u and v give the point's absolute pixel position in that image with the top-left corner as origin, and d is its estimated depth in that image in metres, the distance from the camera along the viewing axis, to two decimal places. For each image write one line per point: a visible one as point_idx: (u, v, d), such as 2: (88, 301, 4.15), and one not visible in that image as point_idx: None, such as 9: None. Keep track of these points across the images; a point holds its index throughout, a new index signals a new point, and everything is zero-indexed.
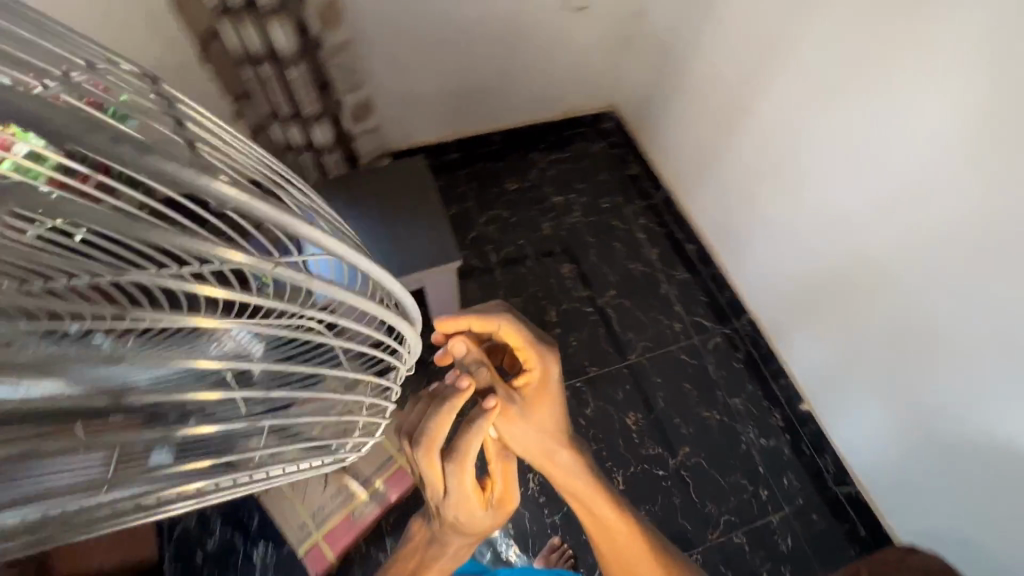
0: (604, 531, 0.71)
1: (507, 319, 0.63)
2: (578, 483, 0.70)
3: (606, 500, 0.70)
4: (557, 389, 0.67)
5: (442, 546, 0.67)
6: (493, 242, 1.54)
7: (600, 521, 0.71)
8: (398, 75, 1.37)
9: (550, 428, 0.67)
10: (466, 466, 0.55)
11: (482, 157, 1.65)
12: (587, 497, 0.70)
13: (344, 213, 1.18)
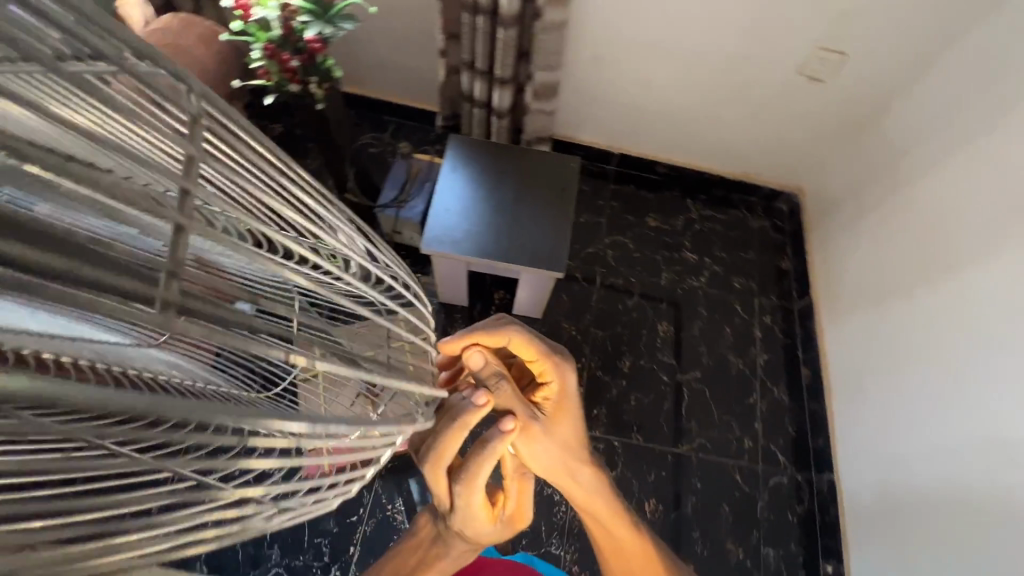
0: (614, 552, 0.65)
1: (521, 335, 0.60)
2: (593, 504, 0.64)
3: (621, 521, 0.64)
4: (572, 406, 0.63)
5: (447, 543, 0.60)
6: (606, 267, 1.48)
7: (611, 542, 0.65)
8: (597, 73, 1.34)
9: (569, 442, 0.62)
10: (483, 477, 0.54)
11: (637, 181, 1.58)
12: (601, 519, 0.64)
13: (481, 178, 1.19)
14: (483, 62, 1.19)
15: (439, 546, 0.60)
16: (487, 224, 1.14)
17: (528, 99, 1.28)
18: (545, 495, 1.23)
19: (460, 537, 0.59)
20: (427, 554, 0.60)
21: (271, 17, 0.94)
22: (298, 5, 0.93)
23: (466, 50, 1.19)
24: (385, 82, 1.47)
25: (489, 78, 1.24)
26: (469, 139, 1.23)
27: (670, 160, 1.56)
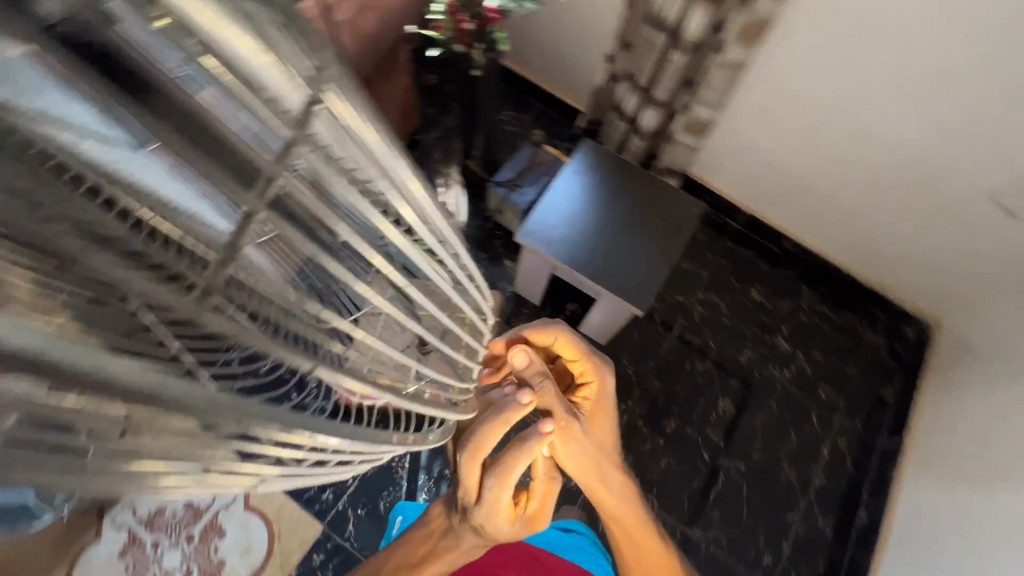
0: (634, 556, 0.70)
1: (570, 340, 0.65)
2: (621, 508, 0.68)
3: (645, 522, 0.69)
4: (608, 410, 0.68)
5: (456, 540, 0.66)
6: (689, 321, 1.40)
7: (632, 546, 0.69)
8: (756, 125, 1.22)
9: (603, 445, 0.67)
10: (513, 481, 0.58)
11: (755, 248, 1.46)
12: (626, 523, 0.69)
13: (596, 191, 1.16)
14: (646, 78, 1.19)
15: (445, 541, 0.66)
16: (588, 239, 1.12)
17: (674, 127, 1.26)
18: None
19: (473, 533, 0.65)
20: (436, 545, 0.66)
21: None
22: None
23: (632, 61, 1.20)
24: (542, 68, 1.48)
25: (643, 95, 1.24)
26: (597, 149, 1.20)
27: (800, 240, 1.41)
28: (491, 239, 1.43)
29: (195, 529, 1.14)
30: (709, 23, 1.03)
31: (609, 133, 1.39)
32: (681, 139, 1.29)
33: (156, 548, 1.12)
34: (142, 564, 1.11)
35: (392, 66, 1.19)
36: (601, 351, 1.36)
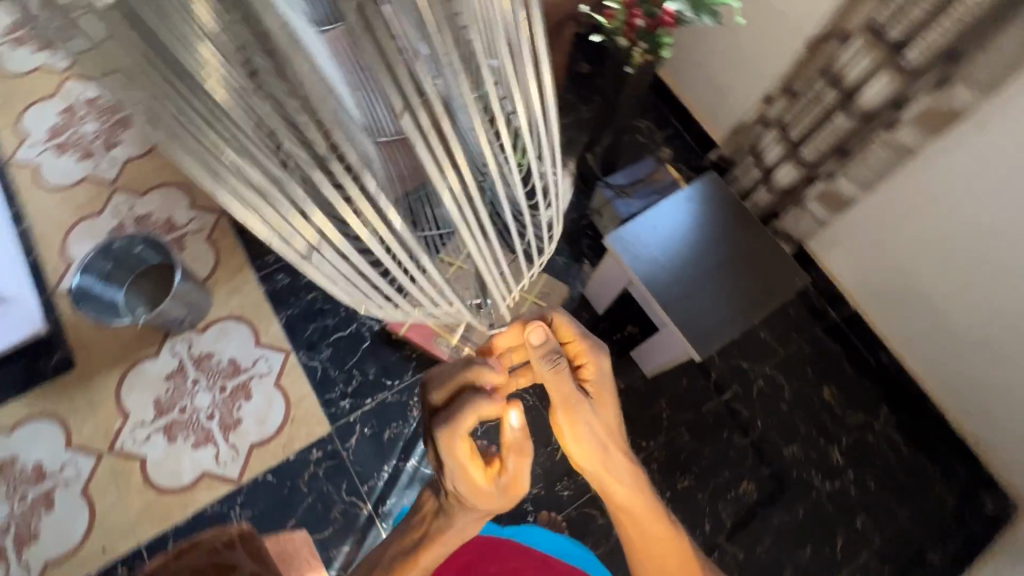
0: (649, 558, 0.64)
1: (559, 320, 0.61)
2: (629, 504, 0.63)
3: (656, 520, 0.63)
4: (610, 393, 0.63)
5: (449, 519, 0.63)
6: (743, 391, 1.32)
7: (643, 547, 0.64)
8: (901, 219, 1.11)
9: (610, 431, 0.62)
10: (466, 449, 0.58)
11: (848, 347, 1.36)
12: (637, 522, 0.63)
13: (703, 226, 1.11)
14: (798, 132, 1.12)
15: (438, 528, 0.63)
16: (675, 266, 1.07)
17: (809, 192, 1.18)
18: (523, 507, 1.21)
19: (460, 509, 0.63)
20: (428, 538, 0.63)
21: None
22: None
23: (792, 111, 1.11)
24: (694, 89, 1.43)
25: (792, 152, 1.16)
26: (720, 184, 1.15)
27: (898, 355, 1.30)
28: (580, 235, 1.43)
29: (231, 382, 1.25)
30: (891, 96, 0.94)
31: (738, 175, 1.32)
32: (811, 207, 1.20)
33: (193, 385, 1.25)
34: (179, 393, 1.24)
35: (551, 40, 1.21)
36: (643, 381, 1.32)
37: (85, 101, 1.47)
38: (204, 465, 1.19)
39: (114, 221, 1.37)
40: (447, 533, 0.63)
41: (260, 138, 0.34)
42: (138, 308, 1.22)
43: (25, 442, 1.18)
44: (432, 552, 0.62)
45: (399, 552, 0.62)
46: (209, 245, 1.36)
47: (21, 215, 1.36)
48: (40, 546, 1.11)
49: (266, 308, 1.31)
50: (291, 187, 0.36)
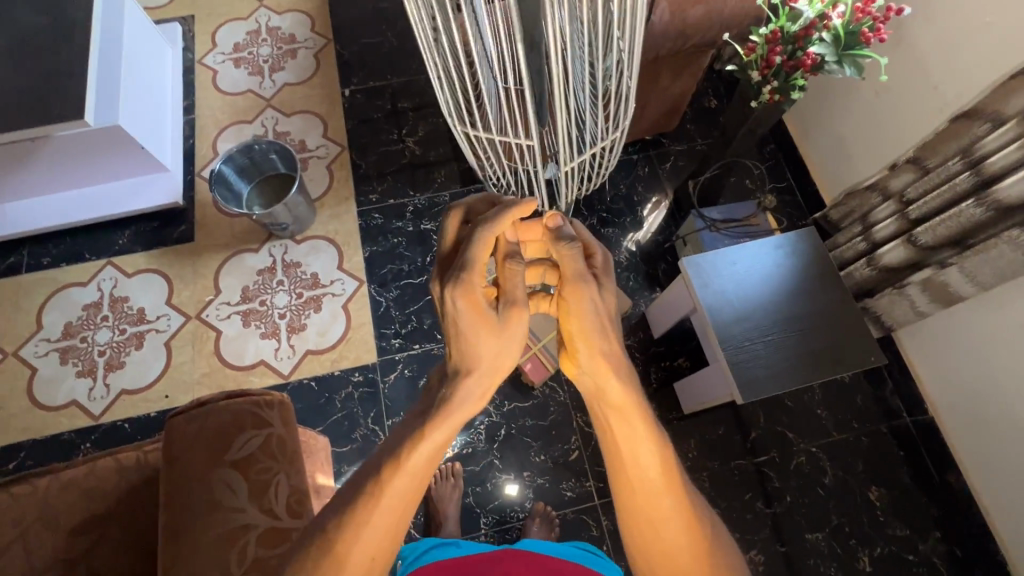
0: (643, 503, 0.50)
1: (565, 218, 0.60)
2: (625, 416, 0.51)
3: (653, 444, 0.50)
4: (614, 285, 0.57)
5: (450, 387, 0.51)
6: (781, 460, 1.25)
7: (638, 484, 0.50)
8: (1011, 332, 1.03)
9: (607, 322, 0.54)
10: (477, 268, 0.51)
11: (912, 455, 1.25)
12: (631, 446, 0.50)
13: (786, 276, 1.08)
14: (918, 211, 1.04)
15: (439, 402, 0.50)
16: (745, 306, 1.05)
17: (912, 277, 1.10)
18: (523, 492, 1.23)
19: (467, 371, 0.52)
20: (429, 416, 0.50)
21: (804, 15, 0.92)
22: (834, 26, 0.91)
23: (917, 188, 1.04)
24: (819, 148, 1.39)
25: (906, 231, 1.08)
26: (815, 241, 1.11)
27: (968, 481, 1.18)
28: (659, 257, 1.43)
29: (308, 292, 1.39)
30: None
31: (840, 242, 1.25)
32: (910, 294, 1.12)
33: (277, 285, 1.39)
34: (264, 287, 1.39)
35: (685, 63, 1.23)
36: (680, 416, 1.29)
37: (268, 27, 1.70)
38: (264, 354, 1.33)
39: (260, 131, 1.57)
40: (453, 404, 0.50)
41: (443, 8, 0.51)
42: (254, 204, 1.42)
43: (138, 288, 1.38)
44: (442, 430, 0.49)
45: (400, 435, 0.50)
46: (327, 171, 1.52)
47: (193, 107, 1.59)
48: (121, 375, 1.30)
49: (356, 239, 1.44)
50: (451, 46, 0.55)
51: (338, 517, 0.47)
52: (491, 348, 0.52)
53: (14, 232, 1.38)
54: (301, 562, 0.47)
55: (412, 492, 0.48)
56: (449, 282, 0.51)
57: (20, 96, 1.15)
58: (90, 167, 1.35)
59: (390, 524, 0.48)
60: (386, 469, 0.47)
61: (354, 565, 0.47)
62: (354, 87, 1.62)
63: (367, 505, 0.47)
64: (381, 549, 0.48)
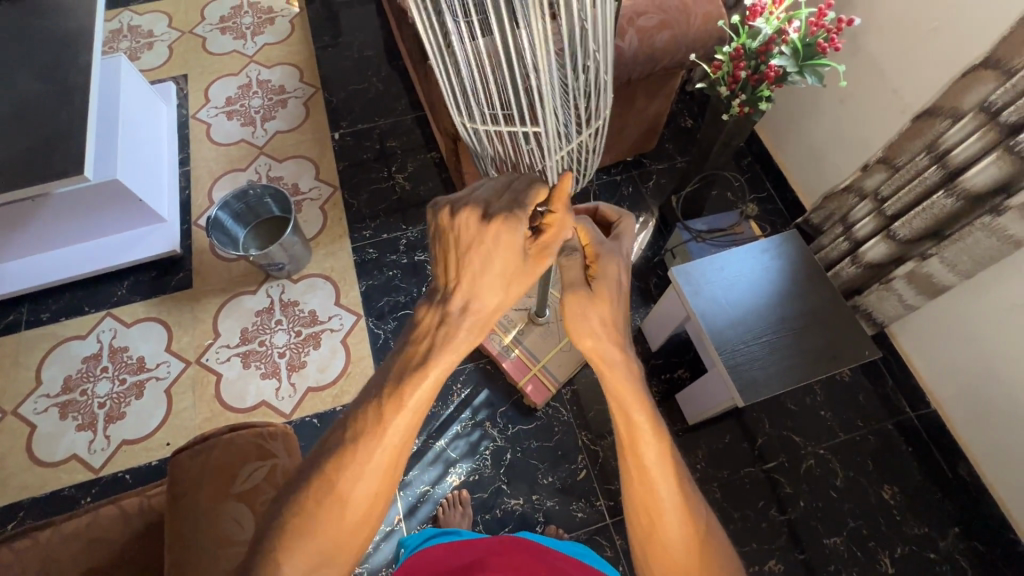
0: (643, 494, 0.50)
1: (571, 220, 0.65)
2: (625, 402, 0.52)
3: (652, 430, 0.51)
4: (615, 288, 0.60)
5: (453, 326, 0.50)
6: (790, 466, 1.25)
7: (638, 470, 0.51)
8: (999, 318, 1.05)
9: (610, 320, 0.57)
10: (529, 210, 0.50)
11: (921, 451, 1.24)
12: (631, 432, 0.52)
13: (776, 277, 1.11)
14: (893, 207, 1.08)
15: (439, 340, 0.50)
16: (737, 310, 1.07)
17: (897, 272, 1.13)
18: (533, 516, 1.21)
19: (468, 308, 0.51)
20: (430, 352, 0.50)
21: (763, 32, 0.99)
22: (792, 40, 0.97)
23: (890, 185, 1.08)
24: (794, 156, 1.44)
25: (885, 227, 1.12)
26: (801, 243, 1.14)
27: (980, 472, 1.18)
28: (650, 272, 1.46)
29: (306, 330, 1.40)
30: (999, 180, 0.90)
31: (824, 244, 1.28)
32: (897, 288, 1.15)
33: (276, 324, 1.40)
34: (262, 328, 1.40)
35: (658, 85, 1.29)
36: (685, 428, 1.29)
37: (259, 80, 1.78)
38: (266, 395, 1.33)
39: (253, 177, 1.61)
40: (454, 345, 0.50)
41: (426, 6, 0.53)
42: (250, 247, 1.45)
43: (137, 337, 1.39)
44: (441, 366, 0.49)
45: (398, 374, 0.49)
46: (321, 212, 1.56)
47: (187, 159, 1.64)
48: (121, 426, 1.29)
49: (352, 274, 1.47)
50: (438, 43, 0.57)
51: (337, 453, 0.47)
52: (501, 287, 0.52)
53: (14, 290, 1.40)
54: (297, 507, 0.46)
55: (410, 432, 0.48)
56: (494, 214, 0.50)
57: (20, 157, 1.19)
58: (88, 221, 1.39)
59: (388, 465, 0.48)
60: (388, 407, 0.47)
61: (353, 504, 0.47)
62: (344, 131, 1.68)
63: (368, 442, 0.47)
64: (380, 490, 0.47)
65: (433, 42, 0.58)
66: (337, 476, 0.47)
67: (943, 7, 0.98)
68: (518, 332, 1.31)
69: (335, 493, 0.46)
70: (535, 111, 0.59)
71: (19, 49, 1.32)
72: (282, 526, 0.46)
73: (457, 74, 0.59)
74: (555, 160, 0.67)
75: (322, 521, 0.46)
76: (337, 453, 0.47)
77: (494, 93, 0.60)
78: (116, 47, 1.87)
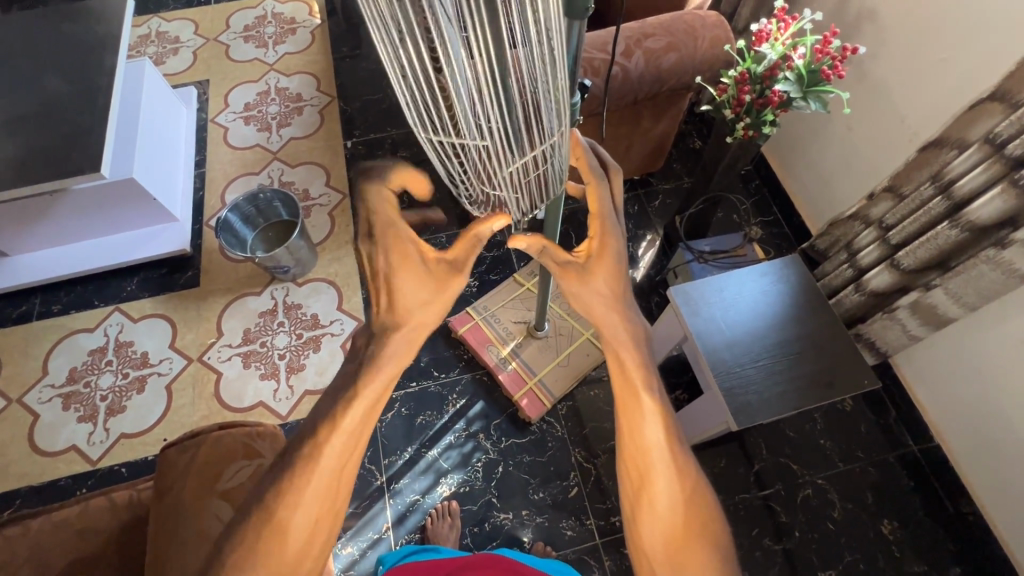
0: (634, 454, 0.50)
1: (594, 177, 0.58)
2: (621, 356, 0.53)
3: (643, 384, 0.51)
4: (620, 258, 0.57)
5: (380, 343, 0.48)
6: (787, 494, 1.22)
7: (627, 421, 0.50)
8: (1004, 353, 1.03)
9: (616, 293, 0.56)
10: (402, 225, 0.51)
11: (924, 486, 1.21)
12: (627, 387, 0.52)
13: (774, 303, 1.10)
14: (897, 236, 1.07)
15: (368, 357, 0.47)
16: (734, 332, 1.06)
17: (901, 301, 1.11)
18: (522, 532, 1.20)
19: (396, 322, 0.49)
20: (362, 367, 0.47)
21: (767, 57, 1.00)
22: (797, 66, 0.97)
23: (894, 214, 1.07)
24: (801, 181, 1.44)
25: (889, 256, 1.10)
26: (803, 268, 1.13)
27: (984, 512, 1.14)
28: (652, 290, 1.46)
29: (307, 333, 1.41)
30: (1004, 213, 0.88)
31: (828, 270, 1.27)
32: (901, 318, 1.13)
33: (278, 326, 1.42)
34: (264, 329, 1.41)
35: (666, 105, 1.30)
36: None
37: (277, 88, 1.83)
38: (264, 396, 1.34)
39: (266, 181, 1.65)
40: (386, 355, 0.47)
41: (389, 32, 0.43)
42: (258, 249, 1.47)
43: (142, 333, 1.42)
44: (381, 379, 0.47)
45: (331, 398, 0.45)
46: (329, 217, 1.58)
47: (203, 161, 1.68)
48: (121, 419, 1.31)
49: (355, 280, 1.48)
50: (403, 75, 0.47)
51: (263, 497, 0.41)
52: (415, 301, 0.50)
53: (28, 281, 1.44)
54: (217, 565, 0.40)
55: (348, 456, 0.44)
56: (371, 240, 0.50)
57: (42, 153, 1.23)
58: (103, 217, 1.43)
59: (316, 506, 0.42)
60: (322, 429, 0.43)
61: (285, 553, 0.40)
62: (356, 139, 1.71)
63: (288, 481, 0.41)
64: (313, 532, 0.41)
65: (398, 73, 0.48)
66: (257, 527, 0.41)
67: (951, 39, 0.98)
68: (516, 345, 1.32)
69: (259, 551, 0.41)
70: (506, 136, 0.51)
71: (50, 51, 1.37)
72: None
73: (428, 110, 0.49)
74: (511, 173, 0.55)
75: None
76: (258, 499, 0.43)
77: (475, 129, 0.49)
78: (143, 52, 1.94)
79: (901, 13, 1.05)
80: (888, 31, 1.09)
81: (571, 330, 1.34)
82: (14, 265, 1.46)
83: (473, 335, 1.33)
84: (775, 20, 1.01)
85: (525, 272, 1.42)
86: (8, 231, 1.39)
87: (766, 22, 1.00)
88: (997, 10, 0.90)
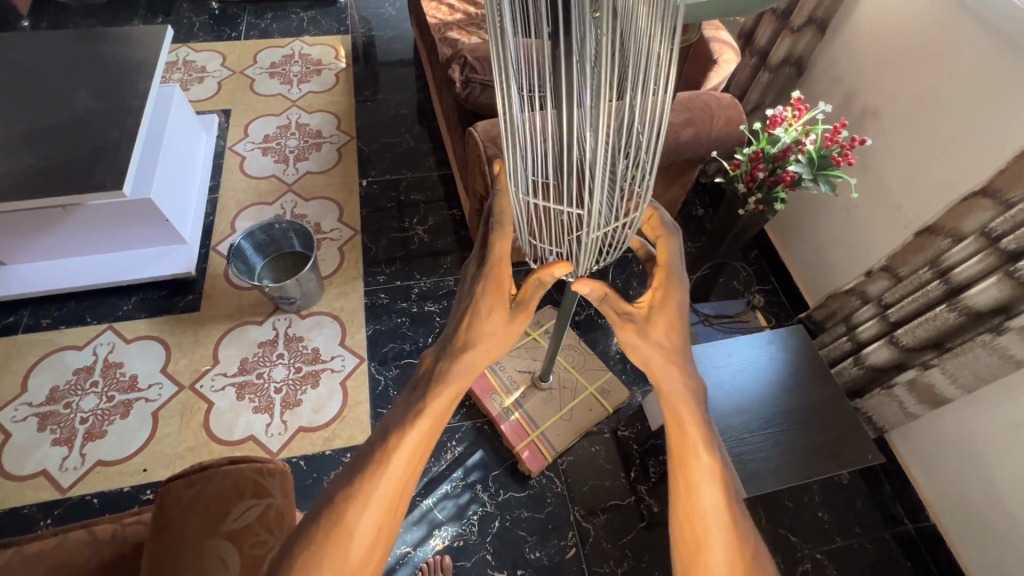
0: (690, 512, 0.51)
1: (666, 233, 0.62)
2: (680, 414, 0.54)
3: (701, 444, 0.53)
4: (679, 314, 0.59)
5: (450, 360, 0.53)
6: (786, 567, 1.20)
7: (686, 482, 0.52)
8: (997, 436, 1.06)
9: (675, 347, 0.58)
10: (500, 262, 0.57)
11: (919, 566, 1.21)
12: (684, 446, 0.53)
13: (782, 369, 1.12)
14: (896, 314, 1.11)
15: (438, 373, 0.53)
16: (744, 397, 1.08)
17: (899, 378, 1.15)
18: None
19: (467, 346, 0.54)
20: (430, 385, 0.52)
21: (781, 140, 1.07)
22: (808, 150, 1.05)
23: (893, 293, 1.12)
24: (800, 255, 1.51)
25: (888, 332, 1.15)
26: (805, 339, 1.16)
27: None
28: None
29: (307, 367, 1.38)
30: (999, 302, 0.93)
31: (827, 341, 1.31)
32: (898, 394, 1.16)
33: (277, 358, 1.39)
34: (263, 360, 1.38)
35: (677, 174, 1.37)
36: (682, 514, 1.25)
37: (298, 123, 1.87)
38: (255, 430, 1.29)
39: (278, 213, 1.66)
40: (448, 377, 0.52)
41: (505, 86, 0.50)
42: (265, 278, 1.46)
43: (134, 354, 1.37)
44: (447, 393, 0.52)
45: (407, 404, 0.51)
46: (339, 252, 1.59)
47: (217, 187, 1.69)
48: (100, 444, 1.24)
49: (361, 316, 1.47)
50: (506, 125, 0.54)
51: (346, 484, 0.47)
52: (490, 333, 0.55)
53: (21, 293, 1.40)
54: (306, 536, 0.45)
55: (415, 459, 0.49)
56: (477, 274, 0.57)
57: (62, 166, 1.23)
58: (112, 235, 1.41)
59: (393, 493, 0.47)
60: (393, 436, 0.49)
61: (359, 536, 0.45)
62: (371, 179, 1.75)
63: (375, 470, 0.47)
64: (385, 521, 0.46)
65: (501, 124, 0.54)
66: (339, 513, 0.46)
67: (944, 138, 1.07)
68: (519, 395, 1.31)
69: (340, 531, 0.45)
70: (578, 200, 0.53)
71: (84, 69, 1.40)
72: (288, 561, 0.44)
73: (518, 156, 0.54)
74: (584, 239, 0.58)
75: (330, 562, 0.44)
76: (335, 494, 0.47)
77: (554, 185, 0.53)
78: (170, 78, 1.99)
79: (899, 112, 1.15)
80: (888, 127, 1.18)
81: (575, 383, 1.33)
82: (9, 274, 1.42)
83: (478, 381, 1.32)
84: (791, 107, 1.08)
85: (532, 322, 1.43)
86: (11, 240, 1.36)
87: (782, 108, 1.07)
88: (986, 118, 1.00)
